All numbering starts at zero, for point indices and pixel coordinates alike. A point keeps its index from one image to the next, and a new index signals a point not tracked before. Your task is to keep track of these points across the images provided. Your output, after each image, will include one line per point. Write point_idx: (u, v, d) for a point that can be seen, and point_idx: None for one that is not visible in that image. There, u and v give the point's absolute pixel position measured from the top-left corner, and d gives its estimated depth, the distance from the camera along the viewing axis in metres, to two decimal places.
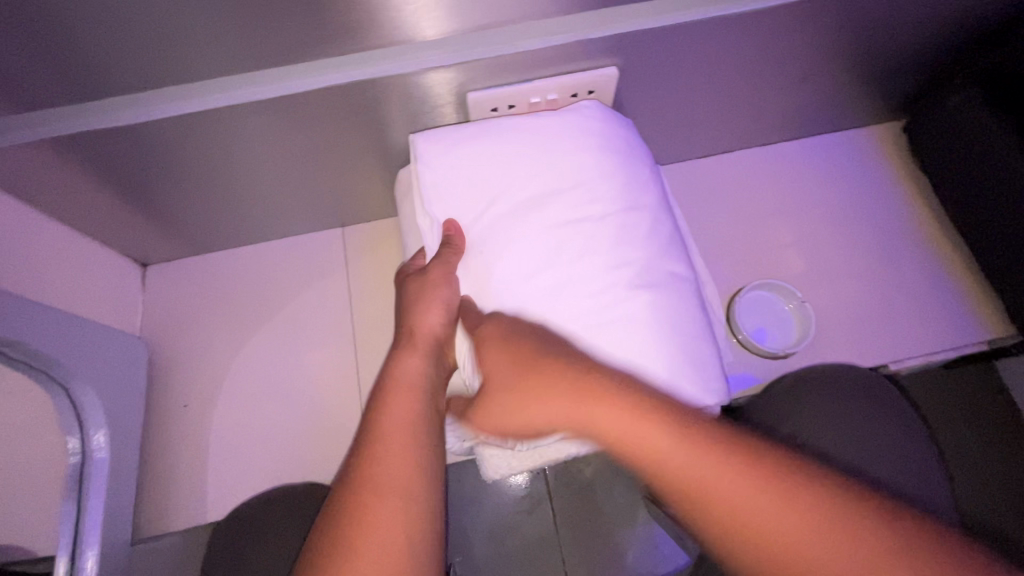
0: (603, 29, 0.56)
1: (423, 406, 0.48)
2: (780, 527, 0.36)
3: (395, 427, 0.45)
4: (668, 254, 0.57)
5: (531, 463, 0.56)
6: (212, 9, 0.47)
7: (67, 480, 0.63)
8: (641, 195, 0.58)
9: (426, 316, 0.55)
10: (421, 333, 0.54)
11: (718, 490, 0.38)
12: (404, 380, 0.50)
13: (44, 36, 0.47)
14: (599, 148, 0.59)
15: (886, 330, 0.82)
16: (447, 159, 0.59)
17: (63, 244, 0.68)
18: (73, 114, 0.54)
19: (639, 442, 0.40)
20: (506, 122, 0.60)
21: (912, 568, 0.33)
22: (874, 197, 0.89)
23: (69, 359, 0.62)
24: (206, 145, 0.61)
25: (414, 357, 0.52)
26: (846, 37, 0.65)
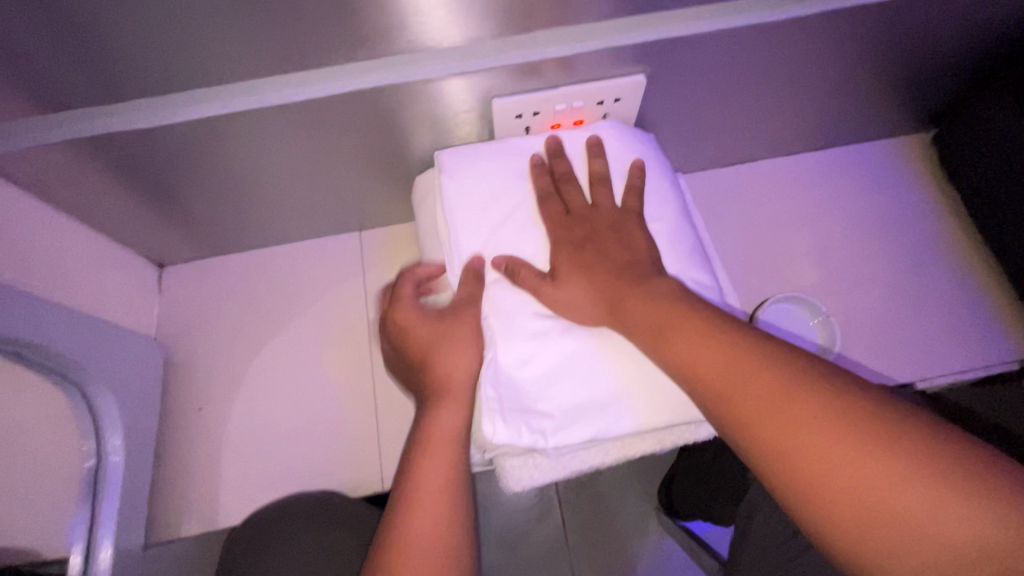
0: (633, 36, 0.55)
1: (459, 468, 0.51)
2: (819, 441, 0.37)
3: (433, 494, 0.49)
4: (691, 263, 0.56)
5: (554, 473, 0.55)
6: (240, 13, 0.47)
7: (80, 484, 0.64)
8: (659, 205, 0.58)
9: (457, 357, 0.54)
10: (461, 380, 0.53)
11: (753, 404, 0.40)
12: (442, 438, 0.51)
13: (73, 39, 0.46)
14: (615, 162, 0.60)
15: (911, 346, 0.80)
16: (468, 172, 0.59)
17: (82, 245, 0.68)
18: (98, 117, 0.54)
19: (678, 355, 0.44)
20: (522, 140, 0.62)
21: (942, 471, 0.35)
22: (901, 209, 0.87)
23: (87, 361, 0.62)
24: (230, 149, 0.60)
25: (455, 409, 0.52)
26: (880, 46, 0.63)
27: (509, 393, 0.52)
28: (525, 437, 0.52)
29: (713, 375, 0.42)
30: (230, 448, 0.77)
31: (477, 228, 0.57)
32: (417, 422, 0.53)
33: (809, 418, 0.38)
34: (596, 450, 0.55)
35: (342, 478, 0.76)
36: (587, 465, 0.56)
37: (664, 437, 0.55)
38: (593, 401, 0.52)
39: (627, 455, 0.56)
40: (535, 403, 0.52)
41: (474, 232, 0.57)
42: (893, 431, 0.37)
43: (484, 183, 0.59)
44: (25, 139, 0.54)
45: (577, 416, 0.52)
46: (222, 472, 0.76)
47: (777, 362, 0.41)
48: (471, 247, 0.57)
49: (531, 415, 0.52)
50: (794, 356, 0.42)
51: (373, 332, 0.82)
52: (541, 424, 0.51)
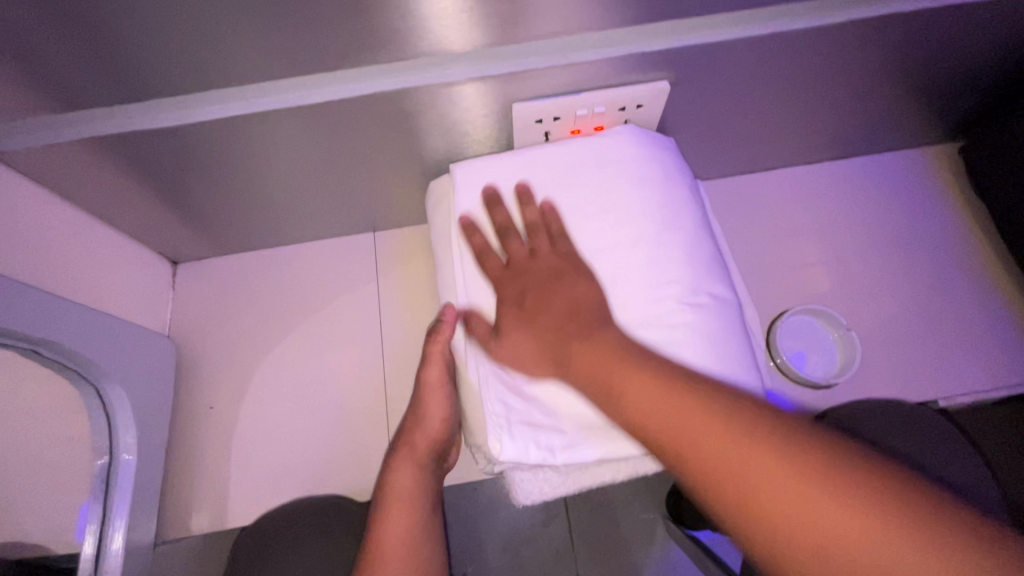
0: (657, 43, 0.54)
1: (417, 520, 0.56)
2: (774, 496, 0.34)
3: (391, 549, 0.53)
4: (711, 276, 0.55)
5: (573, 485, 0.54)
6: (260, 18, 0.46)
7: (94, 481, 0.65)
8: (681, 216, 0.57)
9: (425, 417, 0.60)
10: (419, 441, 0.60)
11: (707, 454, 0.38)
12: (399, 496, 0.57)
13: (93, 42, 0.46)
14: (637, 170, 0.58)
15: (931, 361, 0.78)
16: (485, 183, 0.59)
17: (98, 241, 0.69)
18: (117, 117, 0.54)
19: (632, 400, 0.43)
20: (537, 147, 0.60)
21: (912, 533, 0.31)
22: (924, 220, 0.85)
23: (102, 359, 0.62)
24: (246, 149, 0.60)
25: (409, 469, 0.59)
26: (910, 56, 0.62)
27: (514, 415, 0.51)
28: (534, 454, 0.50)
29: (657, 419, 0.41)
30: (239, 447, 0.77)
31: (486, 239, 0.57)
32: (379, 484, 0.59)
33: (764, 469, 0.35)
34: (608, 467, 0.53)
35: (350, 480, 0.76)
36: (597, 481, 0.54)
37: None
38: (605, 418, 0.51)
39: (639, 472, 0.54)
40: (544, 418, 0.51)
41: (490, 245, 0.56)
42: (858, 486, 0.33)
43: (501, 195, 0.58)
44: (44, 138, 0.54)
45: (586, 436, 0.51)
46: (231, 471, 0.76)
47: (736, 408, 0.39)
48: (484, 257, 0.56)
49: (539, 431, 0.50)
50: (754, 404, 0.40)
51: (384, 334, 0.82)
52: (550, 441, 0.50)
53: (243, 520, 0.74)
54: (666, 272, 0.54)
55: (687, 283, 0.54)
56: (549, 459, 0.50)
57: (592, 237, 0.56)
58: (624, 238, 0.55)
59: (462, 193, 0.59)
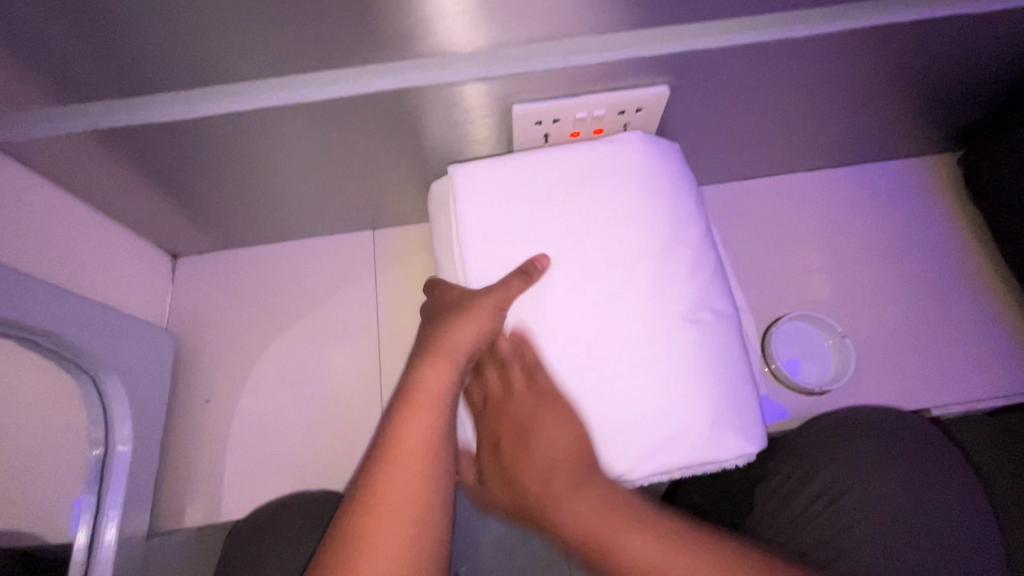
0: (657, 48, 0.54)
1: (444, 428, 0.49)
2: None
3: (413, 446, 0.47)
4: (712, 289, 0.56)
5: None
6: (262, 16, 0.47)
7: (89, 470, 0.65)
8: (683, 228, 0.57)
9: (458, 333, 0.52)
10: (459, 343, 0.52)
11: None
12: (429, 391, 0.50)
13: (97, 36, 0.47)
14: (641, 181, 0.58)
15: (925, 370, 0.78)
16: (490, 187, 0.59)
17: (99, 233, 0.69)
18: (119, 110, 0.54)
19: (632, 556, 0.45)
20: (543, 152, 0.60)
21: None
22: (922, 230, 0.85)
23: (101, 350, 0.62)
24: (248, 145, 0.60)
25: (445, 368, 0.51)
26: (909, 66, 0.62)
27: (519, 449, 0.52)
28: None
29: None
30: (235, 441, 0.77)
31: (486, 241, 0.57)
32: (406, 377, 0.52)
33: None
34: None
35: (343, 476, 0.76)
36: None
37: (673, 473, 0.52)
38: (607, 435, 0.51)
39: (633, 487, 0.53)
40: None
41: (489, 246, 0.57)
42: None
43: (506, 199, 0.58)
44: (47, 128, 0.54)
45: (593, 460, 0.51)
46: (226, 465, 0.76)
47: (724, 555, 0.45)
48: (483, 259, 0.56)
49: None
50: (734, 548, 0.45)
51: (382, 333, 0.82)
52: None
53: (236, 514, 0.74)
54: (672, 287, 0.54)
55: (689, 297, 0.54)
56: None
57: (597, 247, 0.55)
58: (628, 249, 0.55)
59: (466, 196, 0.58)
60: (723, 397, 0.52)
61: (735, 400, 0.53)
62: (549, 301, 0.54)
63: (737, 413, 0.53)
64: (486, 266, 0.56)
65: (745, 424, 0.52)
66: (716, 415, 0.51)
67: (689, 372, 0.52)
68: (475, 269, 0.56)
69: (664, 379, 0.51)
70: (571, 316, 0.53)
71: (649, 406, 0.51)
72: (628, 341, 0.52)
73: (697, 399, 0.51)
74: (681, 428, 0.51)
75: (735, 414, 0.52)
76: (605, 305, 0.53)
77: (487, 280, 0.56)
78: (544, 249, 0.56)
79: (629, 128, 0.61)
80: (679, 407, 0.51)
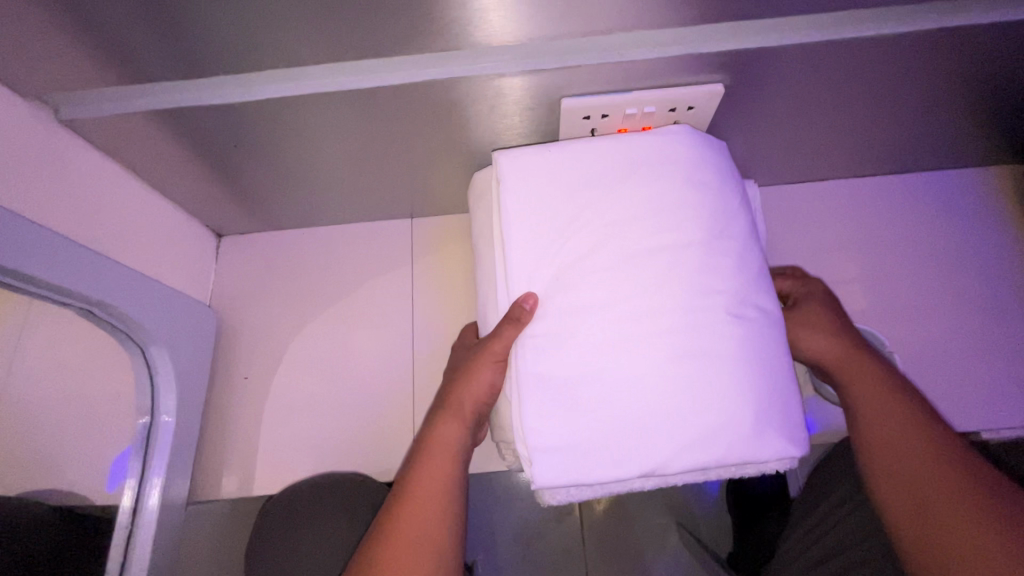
0: (716, 45, 0.53)
1: (456, 475, 0.55)
2: (965, 543, 0.45)
3: (429, 491, 0.54)
4: (758, 287, 0.55)
5: (598, 494, 0.54)
6: (320, 14, 0.47)
7: (136, 438, 0.68)
8: (729, 223, 0.56)
9: (469, 390, 0.57)
10: (464, 402, 0.57)
11: (929, 503, 0.48)
12: (440, 447, 0.56)
13: (162, 28, 0.48)
14: (687, 173, 0.57)
15: (976, 392, 0.75)
16: (532, 177, 0.58)
17: (151, 209, 0.71)
18: (178, 93, 0.56)
19: (884, 434, 0.52)
20: (585, 143, 0.60)
21: (985, 534, 0.45)
22: (981, 243, 0.81)
23: (152, 324, 0.65)
24: (301, 130, 0.61)
25: (453, 424, 0.57)
26: (984, 72, 0.59)
27: (547, 434, 0.51)
28: (571, 472, 0.51)
29: (882, 428, 0.53)
30: (269, 419, 0.79)
31: (528, 233, 0.56)
32: (422, 432, 0.58)
33: (972, 520, 0.46)
34: (639, 477, 0.51)
35: (370, 459, 0.77)
36: (623, 488, 0.53)
37: (708, 472, 0.52)
38: (644, 430, 0.50)
39: (666, 483, 0.53)
40: (581, 438, 0.51)
41: (530, 241, 0.56)
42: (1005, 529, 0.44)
43: (548, 189, 0.58)
44: (115, 107, 0.57)
45: (632, 453, 0.50)
46: (261, 440, 0.78)
47: (959, 473, 0.49)
48: (526, 252, 0.56)
49: (576, 451, 0.51)
50: (975, 472, 0.48)
51: (416, 318, 0.83)
52: (584, 453, 0.51)
53: (268, 488, 0.76)
54: (714, 280, 0.53)
55: (735, 293, 0.53)
56: (586, 476, 0.50)
57: (640, 237, 0.54)
58: (672, 240, 0.54)
59: (507, 184, 0.58)
60: (762, 398, 0.51)
61: (780, 402, 0.52)
62: (589, 286, 0.53)
63: (782, 417, 0.51)
64: (527, 258, 0.56)
65: (787, 428, 0.51)
66: (757, 418, 0.50)
67: (733, 367, 0.51)
68: (515, 261, 0.56)
69: (704, 372, 0.50)
70: (611, 301, 0.53)
71: (691, 398, 0.50)
72: (670, 334, 0.51)
73: (739, 395, 0.50)
74: (722, 426, 0.50)
75: (779, 416, 0.51)
76: (645, 294, 0.53)
77: (530, 270, 0.55)
78: (585, 239, 0.55)
79: (676, 121, 0.60)
80: (722, 402, 0.50)
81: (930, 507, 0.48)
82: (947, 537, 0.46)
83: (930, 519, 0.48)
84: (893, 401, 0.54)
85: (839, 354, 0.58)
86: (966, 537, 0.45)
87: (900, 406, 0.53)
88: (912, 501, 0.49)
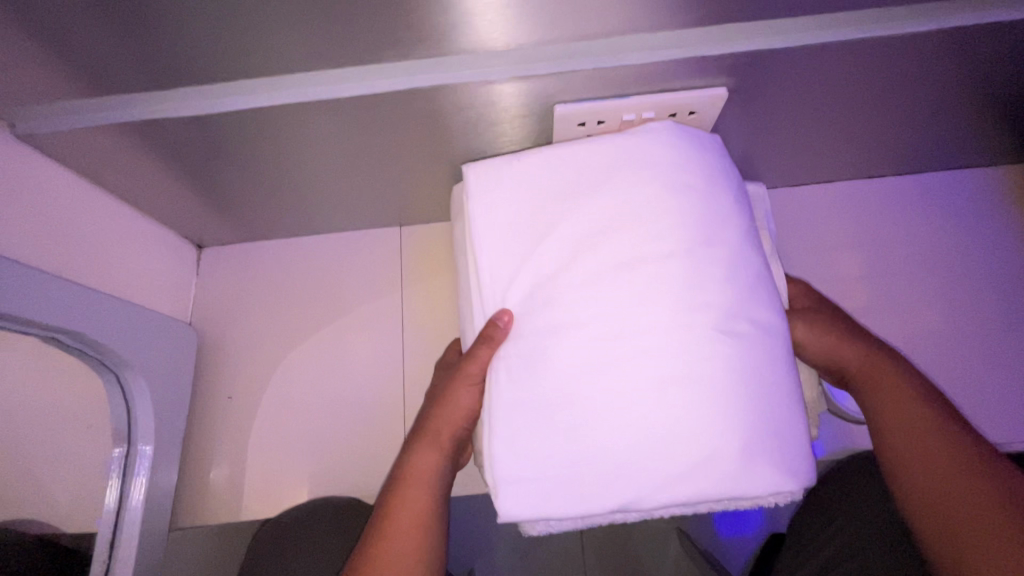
0: (721, 47, 0.49)
1: (435, 506, 0.52)
2: (997, 552, 0.40)
3: (407, 525, 0.50)
4: (754, 298, 0.47)
5: (578, 525, 0.49)
6: (290, 20, 0.43)
7: (109, 467, 0.65)
8: (720, 226, 0.49)
9: (448, 415, 0.54)
10: (443, 428, 0.54)
11: (957, 512, 0.43)
12: (418, 477, 0.53)
13: (117, 37, 0.44)
14: (674, 169, 0.50)
15: (983, 403, 0.73)
16: (506, 185, 0.54)
17: (122, 224, 0.68)
18: (140, 103, 0.52)
19: (903, 441, 0.48)
20: (561, 145, 0.54)
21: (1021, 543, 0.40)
22: (990, 246, 0.79)
23: (125, 348, 0.62)
24: (276, 141, 0.58)
25: (431, 452, 0.54)
26: (1000, 72, 0.56)
27: (514, 464, 0.46)
28: (542, 504, 0.45)
29: (901, 433, 0.48)
30: (255, 438, 0.76)
31: (506, 246, 0.51)
32: (399, 460, 0.55)
33: (1005, 527, 0.41)
34: (617, 512, 0.46)
35: (362, 477, 0.74)
36: (605, 520, 0.48)
37: (697, 504, 0.48)
38: (619, 464, 0.44)
39: (651, 515, 0.48)
40: (551, 468, 0.45)
41: (506, 256, 0.51)
42: None
43: (523, 198, 0.53)
44: (75, 120, 0.53)
45: (609, 488, 0.44)
46: (247, 461, 0.75)
47: (988, 478, 0.44)
48: (503, 270, 0.51)
49: (547, 482, 0.45)
50: (1005, 477, 0.44)
51: (407, 331, 0.80)
52: (557, 482, 0.45)
53: (255, 509, 0.73)
54: (703, 293, 0.46)
55: (725, 306, 0.46)
56: (558, 509, 0.45)
57: (619, 248, 0.48)
58: (654, 249, 0.47)
59: (478, 194, 0.54)
60: (755, 428, 0.44)
61: (778, 432, 0.45)
62: (564, 301, 0.47)
63: (780, 448, 0.45)
64: (501, 274, 0.51)
65: (785, 459, 0.45)
66: (748, 451, 0.44)
67: (722, 393, 0.44)
68: (492, 277, 0.51)
69: (690, 400, 0.44)
70: (584, 322, 0.46)
71: (671, 429, 0.44)
72: (652, 358, 0.45)
73: (728, 426, 0.44)
74: (707, 461, 0.43)
75: (776, 448, 0.45)
76: (621, 313, 0.46)
77: (506, 287, 0.50)
78: (558, 251, 0.49)
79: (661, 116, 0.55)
80: (709, 435, 0.43)
81: (957, 515, 0.43)
82: (978, 547, 0.41)
83: (959, 530, 0.43)
84: (911, 404, 0.49)
85: (863, 364, 0.53)
86: (1001, 546, 0.40)
87: (921, 408, 0.49)
88: (937, 510, 0.44)
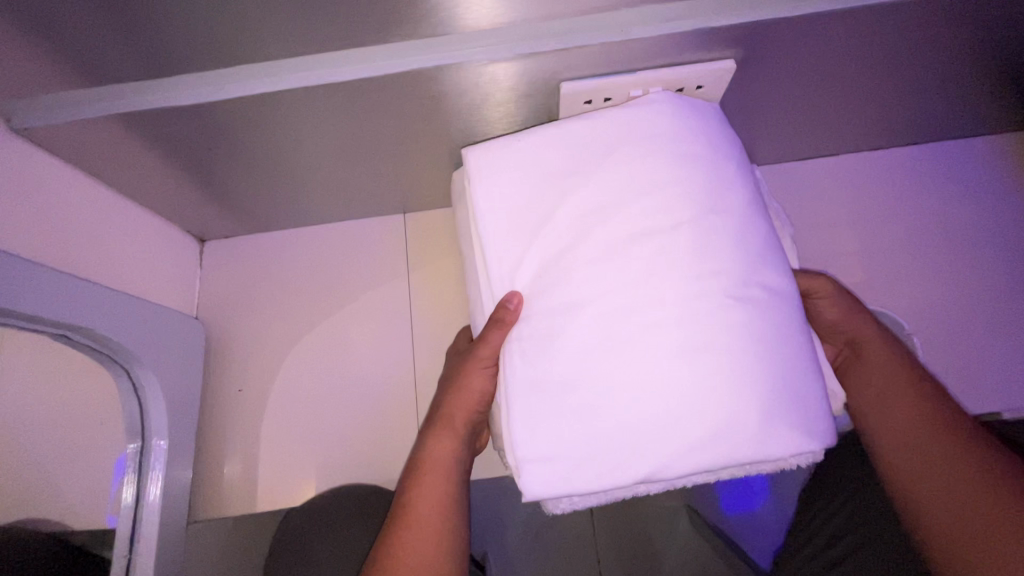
0: (729, 18, 0.49)
1: (454, 490, 0.53)
2: (967, 521, 0.44)
3: (426, 510, 0.51)
4: (764, 265, 0.47)
5: (600, 499, 0.49)
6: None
7: (125, 463, 0.66)
8: (725, 193, 0.48)
9: (461, 400, 0.54)
10: (457, 413, 0.54)
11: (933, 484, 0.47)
12: (434, 463, 0.53)
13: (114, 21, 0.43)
14: (678, 139, 0.50)
15: (991, 372, 0.73)
16: (507, 166, 0.53)
17: (124, 218, 0.67)
18: (138, 92, 0.51)
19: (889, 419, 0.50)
20: (563, 122, 0.53)
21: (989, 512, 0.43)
22: (994, 214, 0.79)
23: (135, 344, 0.62)
24: (278, 129, 0.57)
25: (448, 437, 0.54)
26: (1006, 37, 0.55)
27: (533, 442, 0.46)
28: (561, 480, 0.45)
29: (889, 413, 0.51)
30: (267, 430, 0.76)
31: (512, 229, 0.51)
32: (415, 447, 0.56)
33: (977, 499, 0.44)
34: (637, 484, 0.46)
35: (375, 464, 0.75)
36: (626, 493, 0.48)
37: (718, 473, 0.48)
38: (636, 438, 0.44)
39: (672, 485, 0.48)
40: (568, 444, 0.45)
41: (513, 238, 0.50)
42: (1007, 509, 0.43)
43: (527, 179, 0.52)
44: (72, 114, 0.52)
45: (630, 461, 0.44)
46: (260, 452, 0.76)
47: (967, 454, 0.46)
48: (509, 253, 0.50)
49: (566, 459, 0.45)
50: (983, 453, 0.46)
51: (414, 318, 0.80)
52: (576, 457, 0.45)
53: (270, 500, 0.74)
54: (712, 262, 0.45)
55: (734, 274, 0.45)
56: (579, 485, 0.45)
57: (626, 221, 0.47)
58: (661, 221, 0.47)
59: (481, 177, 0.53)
60: (773, 393, 0.44)
61: (795, 398, 0.45)
62: (575, 279, 0.46)
63: (799, 414, 0.45)
64: (509, 257, 0.50)
65: (803, 425, 0.45)
66: (767, 416, 0.43)
67: (736, 359, 0.44)
68: (502, 258, 0.50)
69: (705, 368, 0.43)
70: (595, 297, 0.46)
71: (688, 399, 0.43)
72: (665, 330, 0.44)
73: (745, 392, 0.43)
74: (726, 429, 0.43)
75: (795, 414, 0.44)
76: (634, 287, 0.45)
77: (513, 270, 0.50)
78: (564, 229, 0.49)
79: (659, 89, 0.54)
80: (728, 403, 0.43)
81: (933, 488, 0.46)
82: (950, 517, 0.45)
83: (933, 501, 0.46)
84: (902, 384, 0.51)
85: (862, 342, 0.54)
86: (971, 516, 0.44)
87: (910, 389, 0.51)
88: (916, 483, 0.48)
